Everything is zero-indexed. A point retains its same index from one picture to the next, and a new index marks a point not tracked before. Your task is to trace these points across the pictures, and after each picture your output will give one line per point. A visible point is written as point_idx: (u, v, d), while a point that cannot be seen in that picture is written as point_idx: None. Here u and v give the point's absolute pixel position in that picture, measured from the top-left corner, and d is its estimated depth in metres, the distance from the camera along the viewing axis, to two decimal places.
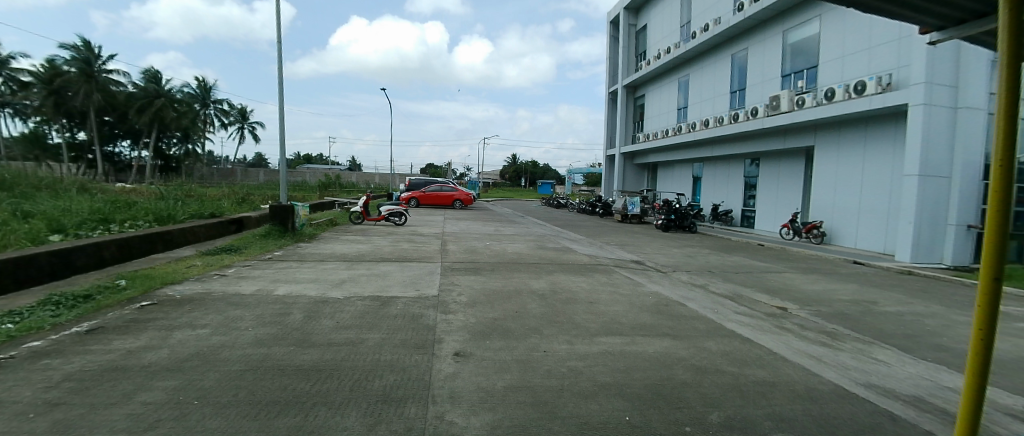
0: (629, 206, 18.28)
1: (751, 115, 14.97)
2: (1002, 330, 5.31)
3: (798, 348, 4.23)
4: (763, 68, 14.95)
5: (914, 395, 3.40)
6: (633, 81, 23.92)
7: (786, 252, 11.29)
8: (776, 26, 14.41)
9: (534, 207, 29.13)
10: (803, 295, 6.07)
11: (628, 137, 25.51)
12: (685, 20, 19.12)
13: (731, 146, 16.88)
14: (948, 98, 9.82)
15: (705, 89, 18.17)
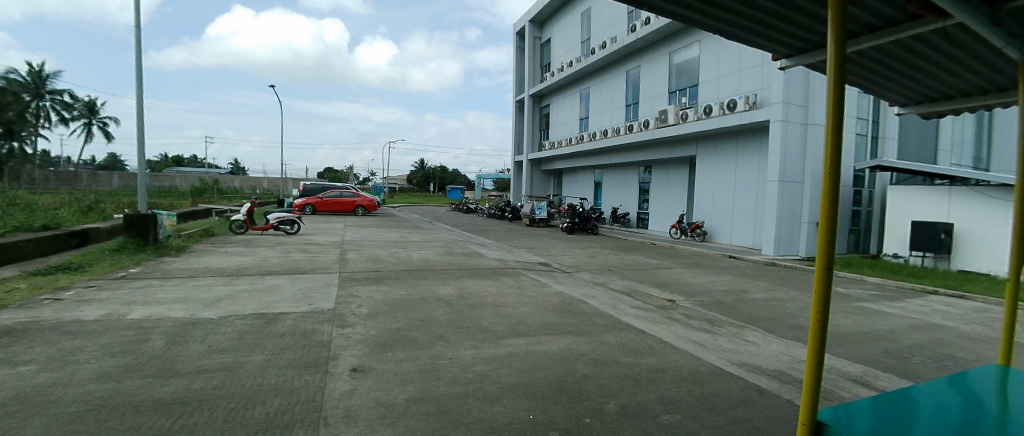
0: (537, 210, 18.96)
1: (644, 127, 16.37)
2: (838, 308, 6.38)
3: (685, 336, 4.64)
4: (653, 84, 16.50)
5: (777, 369, 3.91)
6: (539, 91, 24.86)
7: (674, 250, 12.47)
8: (662, 47, 15.98)
9: (443, 213, 28.69)
10: (688, 288, 6.72)
11: (535, 144, 26.50)
12: (586, 37, 20.41)
13: (628, 154, 18.32)
14: (800, 116, 11.67)
15: (604, 102, 19.52)
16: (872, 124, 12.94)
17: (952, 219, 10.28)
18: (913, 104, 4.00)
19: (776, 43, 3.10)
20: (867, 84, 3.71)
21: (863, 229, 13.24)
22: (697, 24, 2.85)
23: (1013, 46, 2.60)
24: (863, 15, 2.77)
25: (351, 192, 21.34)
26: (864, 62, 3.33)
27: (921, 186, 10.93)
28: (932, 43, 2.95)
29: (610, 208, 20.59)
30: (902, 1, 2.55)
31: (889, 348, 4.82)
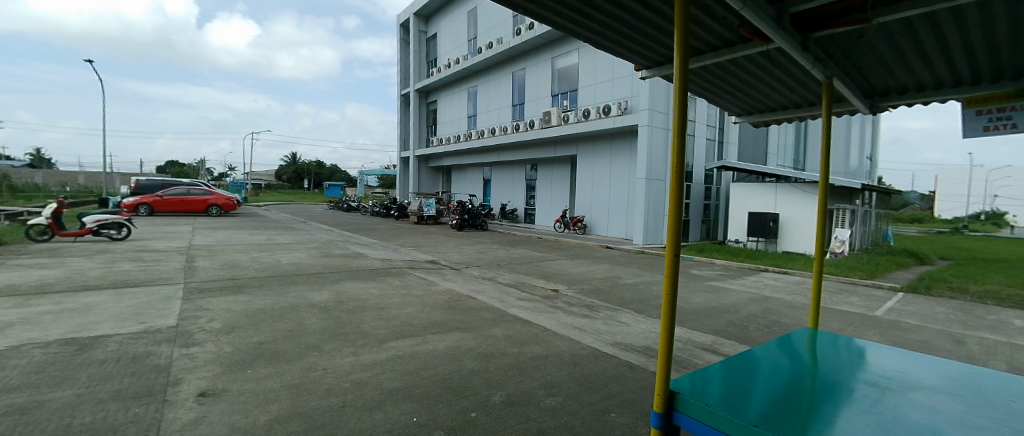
0: (426, 208, 18.65)
1: (530, 127, 17.09)
2: (692, 287, 7.39)
3: (567, 322, 4.94)
4: (537, 87, 17.26)
5: (644, 345, 4.37)
6: (425, 86, 24.42)
7: (558, 243, 13.22)
8: (545, 52, 16.81)
9: (322, 212, 26.53)
10: (571, 277, 7.16)
11: (422, 140, 26.03)
12: (472, 36, 20.59)
13: (514, 153, 18.97)
14: (663, 121, 13.22)
15: (491, 101, 19.90)
16: (718, 131, 15.19)
17: (777, 209, 12.54)
18: (743, 115, 4.74)
19: (637, 56, 3.43)
20: (709, 96, 4.31)
21: (712, 220, 15.51)
22: (569, 33, 2.97)
23: (815, 67, 3.28)
24: (706, 33, 3.22)
25: (202, 190, 18.56)
26: (708, 77, 3.86)
27: (756, 183, 13.10)
28: (756, 63, 3.56)
29: (498, 204, 21.12)
30: (736, 25, 3.04)
31: (732, 319, 5.69)
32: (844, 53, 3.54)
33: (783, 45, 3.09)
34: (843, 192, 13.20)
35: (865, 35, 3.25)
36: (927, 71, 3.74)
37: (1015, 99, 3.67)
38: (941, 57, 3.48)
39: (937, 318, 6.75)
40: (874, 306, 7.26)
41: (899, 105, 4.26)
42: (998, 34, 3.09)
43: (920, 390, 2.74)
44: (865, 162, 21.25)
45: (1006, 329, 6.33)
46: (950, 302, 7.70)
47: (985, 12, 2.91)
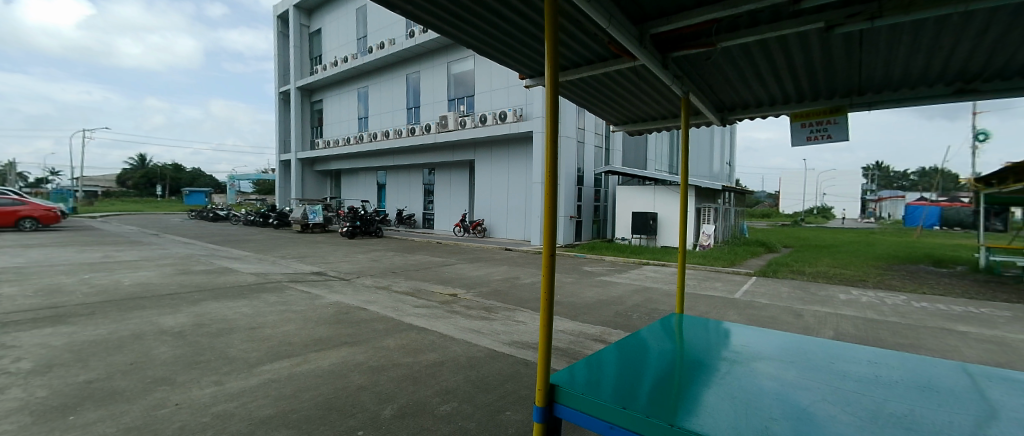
0: (311, 215, 17.43)
1: (426, 130, 16.91)
2: (587, 283, 7.86)
3: (464, 326, 4.95)
4: (433, 90, 17.12)
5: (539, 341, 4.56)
6: (309, 84, 22.83)
7: (458, 247, 13.21)
8: (439, 56, 16.75)
9: (183, 222, 23.21)
10: (469, 281, 7.20)
11: (307, 142, 24.32)
12: (362, 35, 19.80)
13: (410, 156, 18.60)
14: None
15: (384, 103, 19.27)
16: (605, 139, 16.48)
17: (656, 209, 13.92)
18: (620, 124, 5.18)
19: (520, 65, 3.58)
20: (589, 106, 4.65)
21: (602, 220, 16.76)
22: (451, 38, 2.99)
23: (674, 83, 3.71)
24: (580, 44, 3.47)
25: (8, 200, 15.14)
26: (587, 87, 4.19)
27: (637, 186, 14.37)
28: (627, 76, 3.92)
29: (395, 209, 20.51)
30: (605, 41, 3.35)
31: (619, 310, 6.19)
32: (699, 70, 4.04)
33: (646, 62, 3.44)
34: (709, 192, 15.08)
35: (714, 56, 3.75)
36: (764, 90, 4.42)
37: (829, 114, 4.42)
38: (772, 78, 4.14)
39: (782, 297, 8.05)
40: (733, 290, 8.45)
41: (745, 117, 4.99)
42: (810, 60, 3.76)
43: (760, 360, 3.27)
44: (726, 167, 24.72)
45: (829, 301, 7.81)
46: (789, 282, 9.27)
47: (798, 42, 3.52)
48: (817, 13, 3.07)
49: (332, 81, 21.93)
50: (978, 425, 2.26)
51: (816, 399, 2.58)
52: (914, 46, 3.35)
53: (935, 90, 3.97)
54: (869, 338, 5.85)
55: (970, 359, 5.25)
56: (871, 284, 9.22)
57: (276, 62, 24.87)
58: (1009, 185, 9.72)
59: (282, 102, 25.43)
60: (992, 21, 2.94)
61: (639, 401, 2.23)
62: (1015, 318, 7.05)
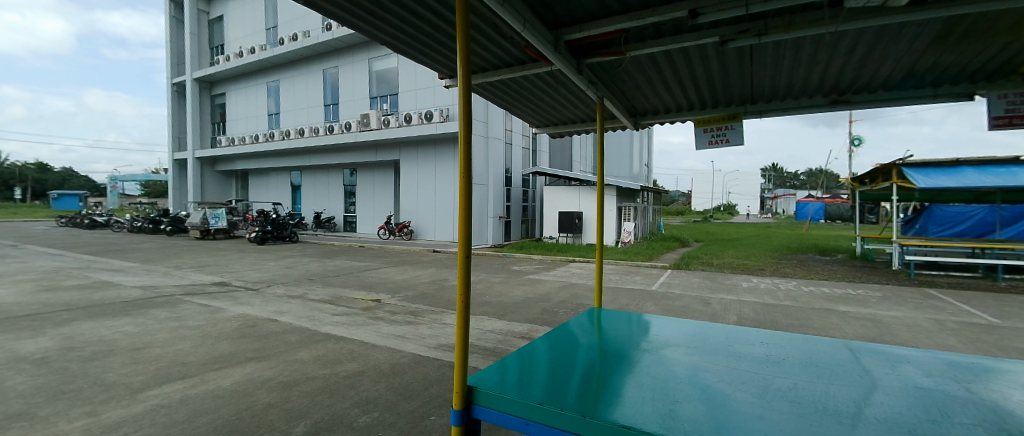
0: (212, 219, 15.93)
1: (346, 129, 16.23)
2: (517, 282, 7.99)
3: (387, 332, 4.81)
4: (353, 88, 16.48)
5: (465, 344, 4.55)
6: (209, 76, 20.92)
7: (383, 250, 12.80)
8: (360, 52, 16.19)
9: (49, 230, 20.07)
10: (393, 286, 6.99)
11: (206, 139, 22.22)
12: (271, 25, 18.58)
13: (328, 156, 17.73)
14: (483, 129, 14.06)
15: (299, 99, 18.15)
16: (531, 141, 17.00)
17: (581, 208, 14.49)
18: (542, 126, 5.31)
19: (438, 65, 3.54)
20: (510, 107, 4.71)
21: (530, 220, 17.15)
22: (362, 33, 2.84)
23: (589, 87, 3.88)
24: (497, 46, 3.52)
25: None
26: (507, 87, 4.23)
27: (563, 186, 14.84)
28: (545, 79, 4.04)
29: (312, 212, 19.46)
30: (522, 45, 3.42)
31: (546, 307, 6.35)
32: (612, 76, 4.25)
33: (561, 67, 3.56)
34: (630, 192, 16.01)
35: (626, 64, 3.97)
36: (672, 97, 4.76)
37: (727, 120, 4.88)
38: (678, 87, 4.47)
39: (693, 287, 8.77)
40: (651, 282, 9.04)
41: (656, 123, 5.34)
42: (710, 71, 4.12)
43: (668, 347, 3.53)
44: (644, 168, 26.44)
45: (733, 289, 8.63)
46: (700, 273, 10.11)
47: (698, 55, 3.83)
48: (713, 28, 3.36)
49: (238, 74, 20.26)
50: (844, 394, 2.61)
51: (713, 379, 2.84)
52: (793, 61, 3.80)
53: (813, 101, 4.53)
54: (766, 321, 6.55)
55: (845, 335, 6.08)
56: (769, 272, 10.33)
57: (169, 50, 22.41)
58: (877, 184, 11.35)
59: (176, 95, 23.00)
60: (852, 43, 3.41)
61: (553, 395, 2.31)
62: (882, 297, 8.27)
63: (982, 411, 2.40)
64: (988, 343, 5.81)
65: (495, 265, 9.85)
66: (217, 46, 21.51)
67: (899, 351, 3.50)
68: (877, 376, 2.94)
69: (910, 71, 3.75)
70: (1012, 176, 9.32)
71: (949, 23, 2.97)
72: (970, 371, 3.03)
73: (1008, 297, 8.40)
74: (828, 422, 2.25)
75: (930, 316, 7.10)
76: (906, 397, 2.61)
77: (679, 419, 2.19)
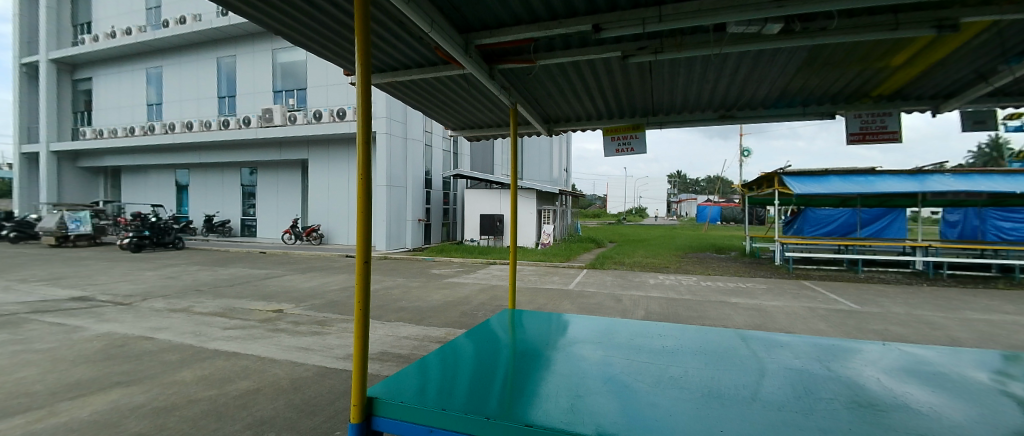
0: (73, 223, 13.80)
1: (244, 124, 14.99)
2: (433, 285, 7.89)
3: (289, 345, 4.51)
4: (253, 80, 15.29)
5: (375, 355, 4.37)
6: (71, 58, 18.15)
7: (287, 257, 11.94)
8: (262, 41, 15.08)
9: None
10: (298, 294, 6.54)
11: (67, 130, 19.19)
12: (154, 5, 16.69)
13: (223, 153, 16.24)
14: (400, 130, 13.82)
15: (188, 88, 16.43)
16: (451, 143, 16.95)
17: (502, 211, 14.69)
18: (458, 129, 5.29)
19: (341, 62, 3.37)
20: (423, 107, 4.64)
21: (451, 222, 17.04)
22: (256, 22, 2.57)
23: (501, 92, 3.94)
24: (406, 46, 3.43)
25: None
26: (421, 86, 4.14)
27: (485, 189, 14.91)
28: (457, 82, 4.02)
29: (202, 215, 17.64)
30: (432, 46, 3.38)
31: (464, 310, 6.32)
32: (525, 82, 4.36)
33: (473, 70, 3.57)
34: (549, 195, 16.54)
35: (538, 71, 4.08)
36: (583, 106, 5.00)
37: (632, 130, 5.24)
38: (588, 96, 4.70)
39: (605, 285, 9.28)
40: (568, 282, 9.41)
41: (569, 130, 5.57)
42: (616, 82, 4.38)
43: (576, 344, 3.68)
44: (563, 172, 27.63)
45: (642, 286, 9.29)
46: (612, 272, 10.75)
47: (604, 67, 4.06)
48: (616, 43, 3.58)
49: (109, 57, 17.84)
50: (726, 380, 2.90)
51: (614, 372, 3.01)
52: (687, 77, 4.16)
53: (706, 115, 5.01)
54: (669, 314, 7.13)
55: (735, 324, 6.80)
56: (671, 270, 11.26)
57: (16, 23, 19.04)
58: (762, 190, 12.94)
59: (26, 77, 19.59)
60: (735, 64, 3.81)
61: (456, 399, 2.29)
62: (766, 289, 9.39)
63: (837, 386, 2.79)
64: (848, 325, 6.84)
65: (412, 269, 9.68)
66: (84, 24, 18.76)
67: (777, 337, 3.96)
68: (757, 360, 3.31)
69: (783, 91, 4.28)
70: (867, 184, 11.04)
71: (811, 52, 3.43)
72: (831, 353, 3.52)
73: (862, 287, 9.96)
74: (712, 405, 2.48)
75: (806, 305, 8.19)
76: (778, 378, 2.95)
77: (580, 413, 2.28)
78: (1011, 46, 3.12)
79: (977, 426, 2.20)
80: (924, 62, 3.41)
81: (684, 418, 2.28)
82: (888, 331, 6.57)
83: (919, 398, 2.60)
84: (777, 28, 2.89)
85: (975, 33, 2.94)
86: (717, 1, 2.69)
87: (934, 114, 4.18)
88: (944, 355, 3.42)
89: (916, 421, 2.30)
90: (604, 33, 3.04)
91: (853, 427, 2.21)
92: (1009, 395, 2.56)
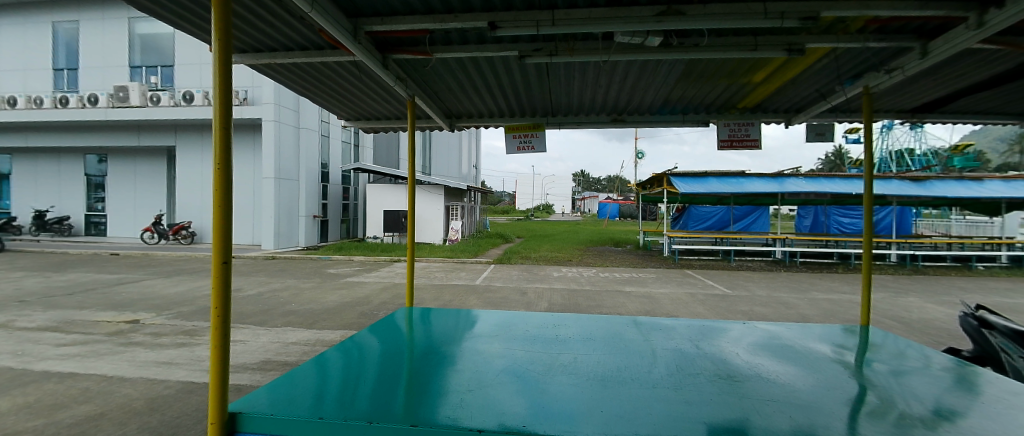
0: None
1: (91, 103, 12.76)
2: (328, 286, 7.43)
3: (148, 360, 3.95)
4: (104, 52, 13.13)
5: (259, 372, 3.98)
6: None
7: (149, 258, 10.40)
8: (116, 7, 12.92)
9: None
10: (160, 302, 5.74)
11: None
12: None
13: (62, 136, 13.65)
14: (292, 119, 12.87)
15: (9, 57, 13.56)
16: (352, 134, 16.10)
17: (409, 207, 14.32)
18: (352, 119, 5.03)
19: (205, 36, 2.99)
20: (310, 93, 4.34)
21: (352, 219, 16.22)
22: None
23: (396, 83, 3.81)
24: (287, 27, 3.16)
25: None
26: (306, 70, 3.84)
27: (389, 184, 14.41)
28: (347, 69, 3.80)
29: (29, 210, 14.62)
30: (316, 28, 3.15)
31: (363, 310, 6.04)
32: (422, 74, 4.26)
33: (364, 58, 3.40)
34: (458, 191, 16.50)
35: (435, 65, 4.00)
36: (484, 103, 5.03)
37: (532, 129, 5.39)
38: (491, 93, 4.74)
39: (511, 278, 9.52)
40: (475, 277, 9.48)
41: (472, 126, 5.58)
42: (518, 81, 4.45)
43: (473, 339, 3.69)
44: (473, 169, 27.78)
45: (546, 279, 9.68)
46: (518, 266, 11.05)
47: (503, 66, 4.10)
48: (513, 42, 3.62)
49: None
50: (611, 363, 3.11)
51: (510, 364, 3.08)
52: (582, 81, 4.38)
53: (600, 118, 5.32)
54: (570, 305, 7.52)
55: (627, 311, 7.37)
56: (573, 262, 11.89)
57: None
58: (654, 189, 14.11)
59: None
60: (624, 72, 4.10)
61: (335, 397, 2.17)
62: (654, 278, 10.33)
63: (706, 363, 3.15)
64: (720, 308, 7.79)
65: (306, 269, 9.02)
66: None
67: (661, 321, 4.36)
68: (640, 343, 3.62)
69: (666, 99, 4.71)
70: (738, 185, 12.66)
71: (689, 65, 3.80)
72: (703, 333, 3.96)
73: (733, 274, 11.42)
74: (599, 388, 2.64)
75: (686, 291, 9.16)
76: (658, 359, 3.24)
77: (470, 407, 2.27)
78: (844, 70, 3.73)
79: (810, 389, 2.61)
80: (777, 80, 3.96)
81: (571, 402, 2.40)
82: (751, 312, 7.61)
83: (769, 368, 3.02)
84: (657, 42, 3.15)
85: (816, 58, 3.46)
86: (605, 11, 2.84)
87: (787, 125, 4.89)
88: (791, 331, 4.03)
89: (764, 388, 2.67)
90: (500, 31, 3.04)
91: (716, 398, 2.50)
92: (838, 362, 3.09)
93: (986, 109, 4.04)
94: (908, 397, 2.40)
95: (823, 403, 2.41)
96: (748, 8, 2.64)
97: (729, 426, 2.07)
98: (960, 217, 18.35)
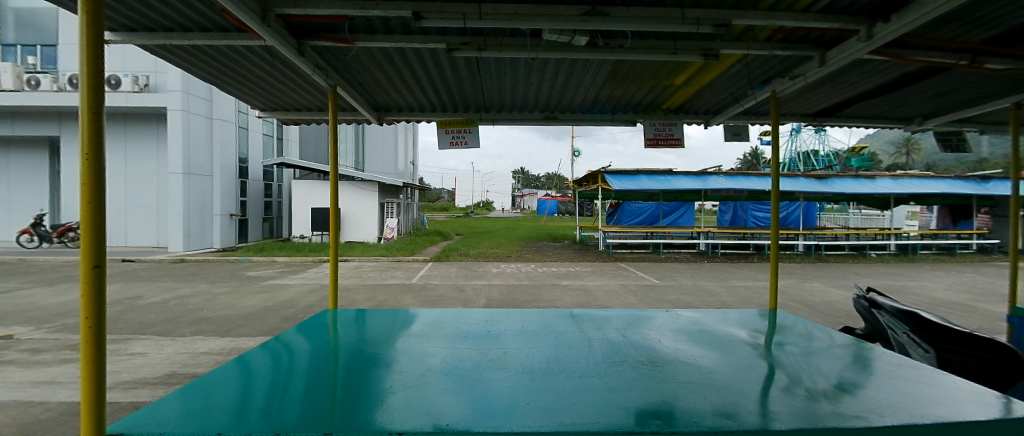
0: None
1: None
2: (248, 290, 6.91)
3: (22, 380, 3.44)
4: None
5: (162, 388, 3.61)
6: None
7: (27, 264, 9.13)
8: None
9: None
10: (40, 314, 5.03)
11: None
12: None
13: None
14: (203, 109, 11.81)
15: None
16: (275, 127, 15.16)
17: None
18: (268, 110, 4.72)
19: None
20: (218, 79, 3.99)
21: (275, 217, 15.32)
22: None
23: (314, 72, 3.60)
24: (183, 5, 2.86)
25: None
26: (212, 53, 3.52)
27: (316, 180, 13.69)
28: (258, 54, 3.53)
29: None
30: (217, 8, 2.88)
31: (288, 314, 5.69)
32: (345, 64, 4.07)
33: (275, 43, 3.15)
34: (394, 188, 16.02)
35: (359, 53, 3.82)
36: (416, 97, 4.90)
37: (466, 124, 5.34)
38: (424, 86, 4.62)
39: (449, 276, 9.42)
40: (411, 276, 9.27)
41: (402, 120, 5.43)
42: (450, 75, 4.37)
43: (403, 338, 3.60)
44: (410, 166, 27.18)
45: (484, 275, 9.67)
46: (457, 263, 10.96)
47: (434, 59, 4.00)
48: (441, 35, 3.52)
49: None
50: (542, 356, 3.15)
51: (441, 362, 3.03)
52: (514, 77, 4.39)
53: (533, 116, 5.36)
54: (508, 300, 7.56)
55: (562, 305, 7.55)
56: (511, 258, 12.02)
57: None
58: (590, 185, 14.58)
59: None
60: (554, 69, 4.16)
61: (241, 402, 2.01)
62: (589, 272, 10.68)
63: (633, 351, 3.29)
64: (650, 298, 8.21)
65: (224, 273, 8.34)
66: None
67: (594, 313, 4.48)
68: (575, 335, 3.71)
69: (596, 98, 4.85)
70: (666, 182, 13.44)
71: (616, 65, 3.93)
72: (631, 322, 4.14)
73: (662, 265, 12.10)
74: (530, 381, 2.66)
75: (619, 283, 9.56)
76: (589, 349, 3.33)
77: (393, 407, 2.20)
78: (754, 76, 4.04)
79: (724, 371, 2.80)
80: (696, 83, 4.21)
81: (500, 397, 2.40)
82: (678, 300, 8.09)
83: (687, 353, 3.21)
84: (583, 41, 3.21)
85: (729, 63, 3.72)
86: (530, 8, 2.82)
87: (706, 126, 5.22)
88: (711, 317, 4.31)
89: (683, 372, 2.82)
90: (424, 22, 2.89)
91: (639, 384, 2.60)
92: (749, 345, 3.35)
93: (877, 113, 4.52)
94: (812, 376, 2.63)
95: (734, 383, 2.59)
96: (666, 13, 2.78)
97: (652, 409, 2.17)
98: (856, 211, 20.68)
